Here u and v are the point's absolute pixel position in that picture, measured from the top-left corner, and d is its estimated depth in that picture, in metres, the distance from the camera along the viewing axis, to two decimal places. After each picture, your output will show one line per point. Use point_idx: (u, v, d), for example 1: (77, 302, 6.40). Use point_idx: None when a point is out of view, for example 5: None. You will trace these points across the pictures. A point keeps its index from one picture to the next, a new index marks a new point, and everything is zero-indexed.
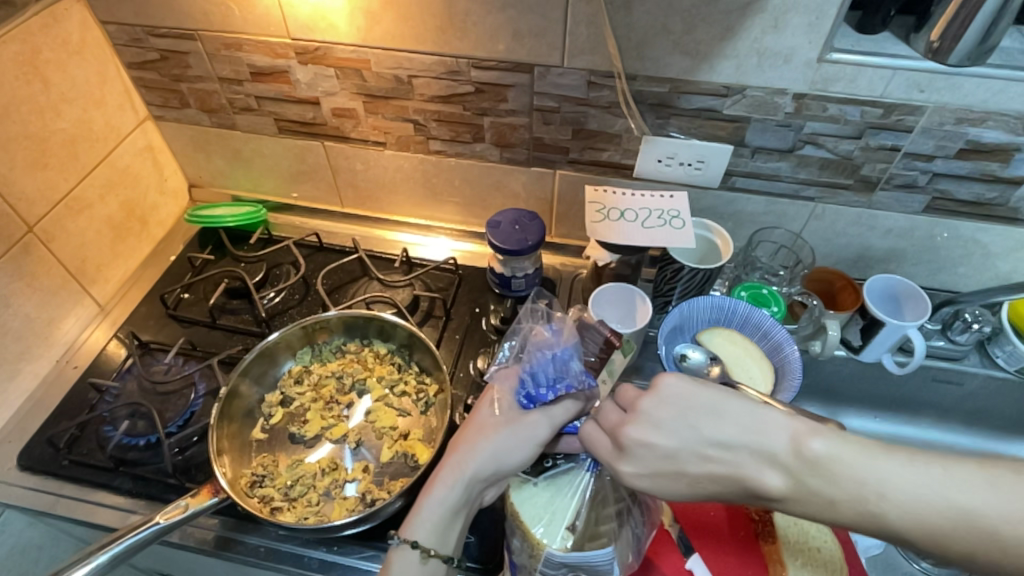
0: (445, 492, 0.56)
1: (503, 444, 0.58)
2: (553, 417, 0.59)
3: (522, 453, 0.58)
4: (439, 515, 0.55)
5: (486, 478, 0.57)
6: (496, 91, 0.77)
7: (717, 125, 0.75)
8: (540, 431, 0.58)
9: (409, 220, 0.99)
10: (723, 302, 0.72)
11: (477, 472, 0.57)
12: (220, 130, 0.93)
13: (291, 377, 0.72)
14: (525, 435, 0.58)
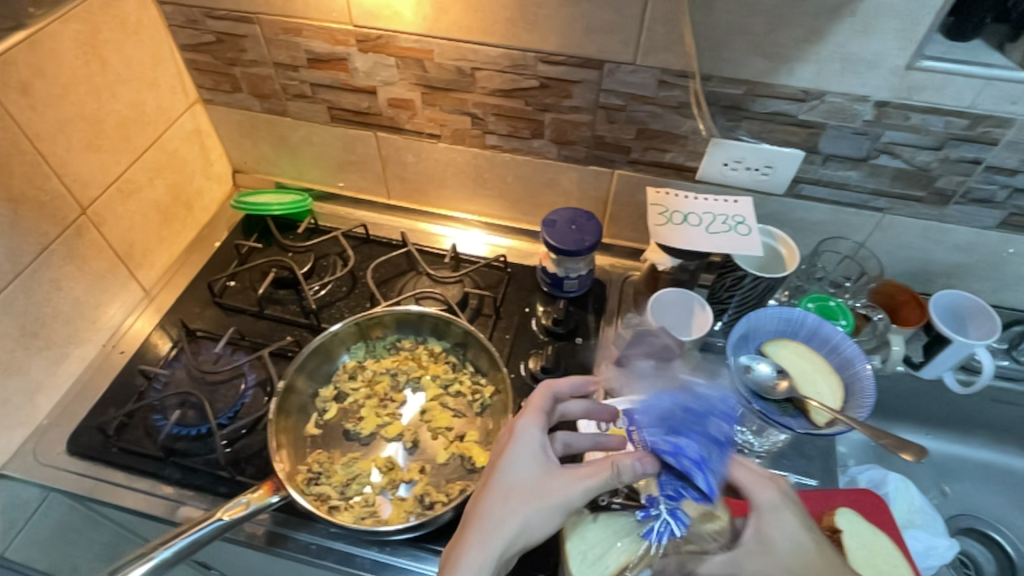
0: (472, 566, 0.49)
1: (532, 517, 0.50)
2: (590, 485, 0.51)
3: (552, 521, 0.51)
4: None
5: (515, 551, 0.50)
6: (562, 86, 0.75)
7: (789, 131, 0.72)
8: (574, 498, 0.51)
9: (443, 212, 0.98)
10: (791, 313, 0.70)
11: (505, 544, 0.50)
12: (269, 116, 0.91)
13: (345, 372, 0.71)
14: (554, 502, 0.51)
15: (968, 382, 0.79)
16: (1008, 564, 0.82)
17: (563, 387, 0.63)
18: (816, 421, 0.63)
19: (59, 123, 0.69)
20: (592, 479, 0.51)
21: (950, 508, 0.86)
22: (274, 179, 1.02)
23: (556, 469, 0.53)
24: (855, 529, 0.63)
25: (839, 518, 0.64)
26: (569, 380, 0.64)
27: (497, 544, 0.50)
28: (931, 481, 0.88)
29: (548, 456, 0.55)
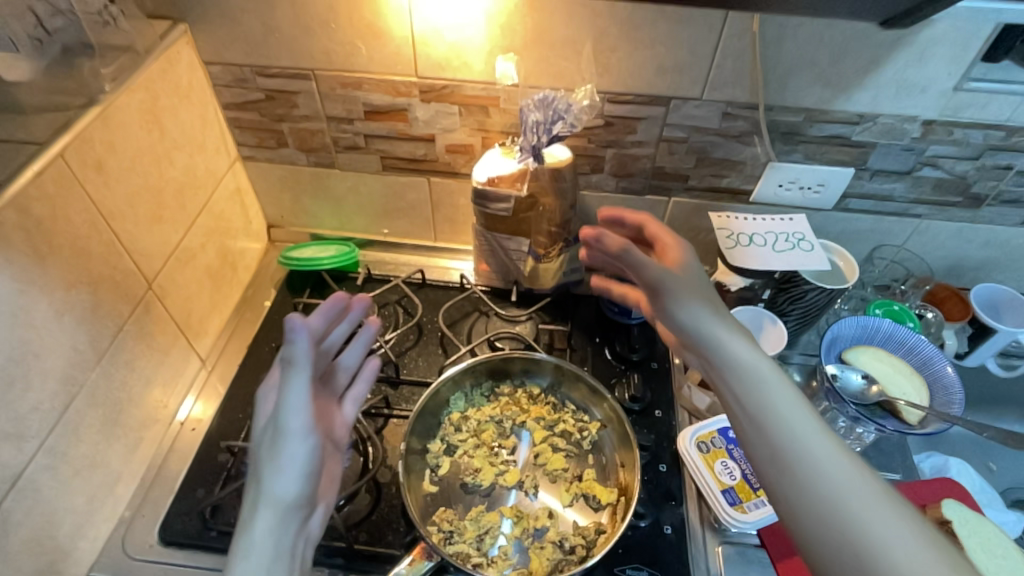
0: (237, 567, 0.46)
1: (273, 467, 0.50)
2: (295, 393, 0.50)
3: (299, 452, 0.50)
4: (266, 542, 0.48)
5: (278, 521, 0.49)
6: (626, 123, 0.77)
7: (842, 151, 0.77)
8: (298, 452, 0.50)
9: (450, 244, 0.98)
10: (868, 321, 0.75)
11: (263, 515, 0.48)
12: (315, 169, 0.90)
13: (451, 425, 0.71)
14: (283, 458, 0.50)
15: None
16: None
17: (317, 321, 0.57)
18: (909, 420, 0.68)
19: (129, 198, 0.66)
20: (293, 389, 0.51)
21: (1001, 482, 0.92)
22: (311, 231, 1.01)
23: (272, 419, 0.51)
24: (962, 517, 0.68)
25: (944, 509, 0.69)
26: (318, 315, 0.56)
27: (257, 528, 0.48)
28: (978, 459, 0.94)
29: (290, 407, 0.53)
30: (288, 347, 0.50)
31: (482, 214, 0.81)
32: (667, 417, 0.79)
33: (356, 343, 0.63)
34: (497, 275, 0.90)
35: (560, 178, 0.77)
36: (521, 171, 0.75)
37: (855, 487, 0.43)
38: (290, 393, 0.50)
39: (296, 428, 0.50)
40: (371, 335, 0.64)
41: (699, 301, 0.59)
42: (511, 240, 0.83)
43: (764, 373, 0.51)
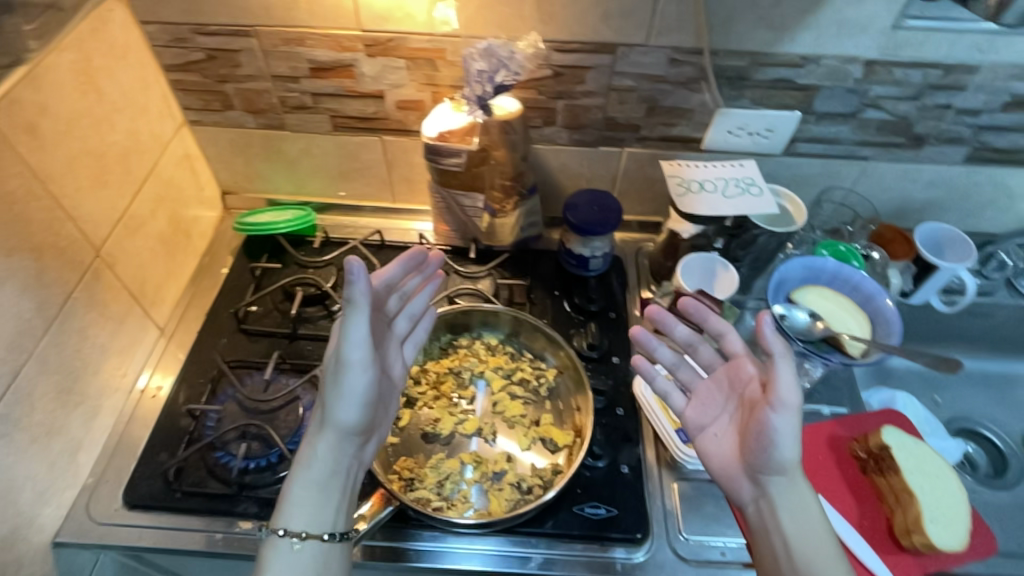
0: (300, 475, 0.56)
1: (331, 395, 0.56)
2: (355, 336, 0.53)
3: (357, 389, 0.55)
4: (304, 495, 0.55)
5: (338, 441, 0.57)
6: (575, 73, 0.77)
7: (788, 95, 0.78)
8: (358, 384, 0.55)
9: (408, 205, 0.98)
10: (813, 261, 0.76)
11: (327, 434, 0.56)
12: (265, 132, 0.88)
13: (409, 378, 0.72)
14: (343, 390, 0.55)
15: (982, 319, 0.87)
16: (998, 454, 0.92)
17: (389, 272, 0.62)
18: (852, 352, 0.71)
19: (68, 162, 0.65)
20: (354, 331, 0.53)
21: (945, 413, 0.97)
22: (267, 197, 0.99)
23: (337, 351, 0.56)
24: (900, 442, 0.72)
25: (887, 435, 0.72)
26: (394, 264, 0.62)
27: (322, 443, 0.56)
28: (924, 392, 0.99)
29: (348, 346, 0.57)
30: (349, 288, 0.50)
31: (436, 170, 0.81)
32: (624, 364, 0.81)
33: (422, 291, 0.66)
34: (456, 233, 0.90)
35: (510, 131, 0.77)
36: (471, 124, 0.76)
37: None
38: (351, 330, 0.53)
39: (356, 365, 0.54)
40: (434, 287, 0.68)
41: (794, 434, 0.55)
42: (465, 196, 0.83)
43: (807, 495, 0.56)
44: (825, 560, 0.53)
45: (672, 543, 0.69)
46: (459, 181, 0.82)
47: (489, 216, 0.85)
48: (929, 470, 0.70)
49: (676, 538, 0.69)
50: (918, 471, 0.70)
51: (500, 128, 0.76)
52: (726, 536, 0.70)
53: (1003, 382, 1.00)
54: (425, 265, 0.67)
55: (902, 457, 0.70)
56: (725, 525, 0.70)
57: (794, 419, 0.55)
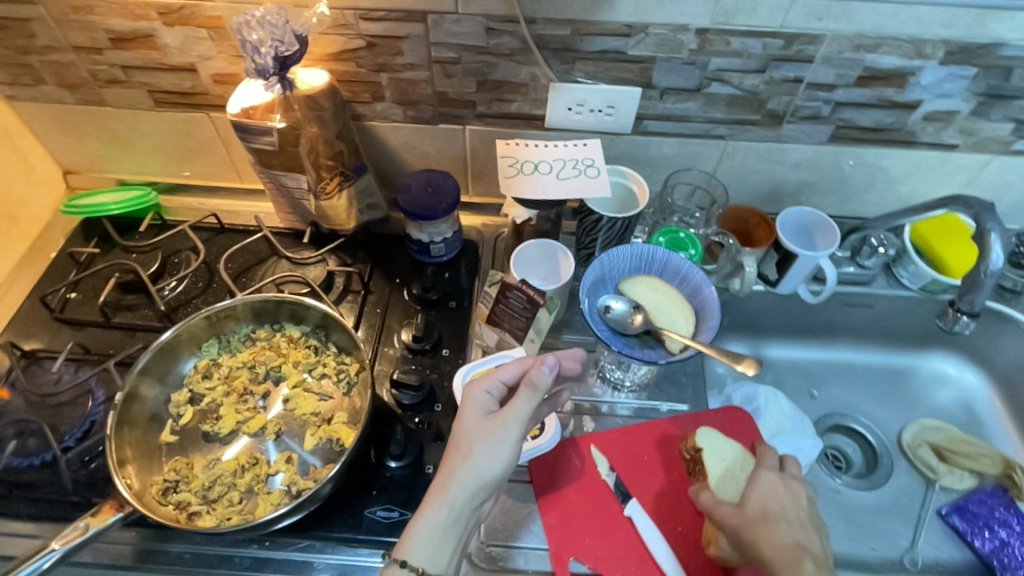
0: (432, 516, 0.55)
1: (480, 457, 0.56)
2: (523, 411, 0.57)
3: (502, 459, 0.57)
4: (430, 536, 0.55)
5: (475, 497, 0.56)
6: (389, 44, 0.71)
7: (623, 68, 0.72)
8: (504, 455, 0.57)
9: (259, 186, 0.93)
10: (643, 249, 0.71)
11: (465, 489, 0.56)
12: (87, 108, 0.83)
13: (197, 373, 0.67)
14: (489, 454, 0.56)
15: (940, 327, 0.75)
16: (871, 452, 0.88)
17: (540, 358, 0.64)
18: (672, 348, 0.66)
19: None
20: (521, 406, 0.57)
21: (821, 409, 0.93)
22: (112, 177, 0.95)
23: (494, 415, 0.58)
24: (714, 445, 0.69)
25: (699, 436, 0.69)
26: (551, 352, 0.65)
27: (455, 494, 0.56)
28: (802, 387, 0.94)
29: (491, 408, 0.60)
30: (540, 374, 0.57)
31: (251, 150, 0.76)
32: (453, 357, 0.77)
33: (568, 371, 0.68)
34: (294, 216, 0.85)
35: (318, 106, 0.72)
36: (273, 101, 0.70)
37: None
38: (520, 409, 0.57)
39: (507, 438, 0.57)
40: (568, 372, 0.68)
41: (765, 498, 0.61)
42: (285, 177, 0.78)
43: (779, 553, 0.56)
44: None
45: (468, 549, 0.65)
46: (278, 162, 0.76)
47: (317, 198, 0.79)
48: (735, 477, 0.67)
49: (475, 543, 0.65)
50: (723, 475, 0.67)
51: (306, 103, 0.71)
52: (526, 542, 0.65)
53: (887, 376, 0.95)
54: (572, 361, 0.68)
55: (709, 460, 0.67)
56: (530, 528, 0.66)
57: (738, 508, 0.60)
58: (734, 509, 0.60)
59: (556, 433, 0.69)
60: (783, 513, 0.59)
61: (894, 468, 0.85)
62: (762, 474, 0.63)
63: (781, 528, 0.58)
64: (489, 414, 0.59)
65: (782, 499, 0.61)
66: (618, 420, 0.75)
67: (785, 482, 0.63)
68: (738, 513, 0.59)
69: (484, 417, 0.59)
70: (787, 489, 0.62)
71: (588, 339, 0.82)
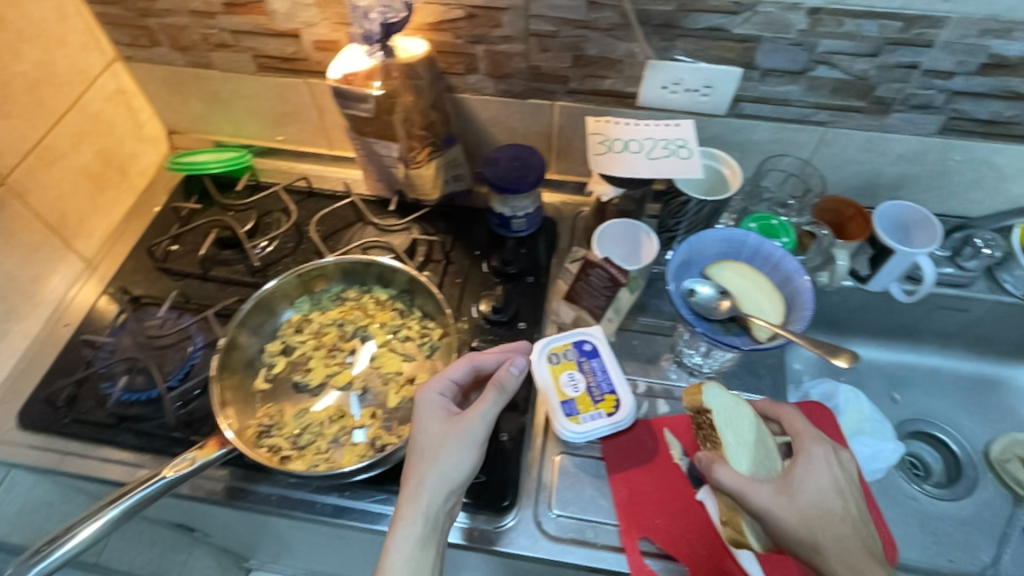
0: (409, 530, 0.53)
1: (448, 460, 0.55)
2: (488, 410, 0.57)
3: (470, 460, 0.56)
4: (410, 550, 0.53)
5: (447, 500, 0.56)
6: (490, 15, 0.71)
7: (725, 47, 0.70)
8: (470, 455, 0.56)
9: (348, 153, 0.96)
10: (733, 235, 0.70)
11: (436, 494, 0.55)
12: (195, 70, 0.87)
13: (291, 326, 0.71)
14: (458, 455, 0.56)
15: None
16: (953, 461, 0.85)
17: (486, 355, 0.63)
18: (759, 336, 0.64)
19: None
20: (486, 405, 0.57)
21: (901, 413, 0.89)
22: (211, 138, 0.99)
23: (456, 418, 0.57)
24: (724, 407, 0.62)
25: (707, 395, 0.62)
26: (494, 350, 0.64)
27: (428, 500, 0.55)
28: (882, 390, 0.91)
29: (449, 409, 0.59)
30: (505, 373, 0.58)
31: (347, 117, 0.78)
32: (530, 330, 0.77)
33: None
34: (381, 184, 0.87)
35: (415, 75, 0.73)
36: (373, 68, 0.72)
37: None
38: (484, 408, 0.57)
39: (476, 437, 0.57)
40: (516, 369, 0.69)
41: (817, 480, 0.55)
42: (378, 144, 0.80)
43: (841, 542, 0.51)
44: None
45: (540, 517, 0.66)
46: (374, 129, 0.78)
47: (406, 166, 0.81)
48: (762, 446, 0.61)
49: (545, 513, 0.66)
50: (743, 448, 0.60)
51: (404, 71, 0.72)
52: (596, 516, 0.66)
53: (976, 386, 0.91)
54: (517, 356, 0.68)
55: (728, 434, 0.61)
56: (600, 504, 0.67)
57: (793, 498, 0.54)
58: (784, 497, 0.54)
59: (630, 411, 0.70)
60: (835, 501, 0.54)
61: (980, 481, 0.81)
62: (812, 453, 0.57)
63: (836, 520, 0.53)
64: (449, 417, 0.58)
65: (835, 488, 0.55)
66: None
67: (833, 462, 0.57)
68: (784, 505, 0.54)
69: (446, 420, 0.58)
70: (840, 472, 0.56)
71: (664, 323, 0.82)
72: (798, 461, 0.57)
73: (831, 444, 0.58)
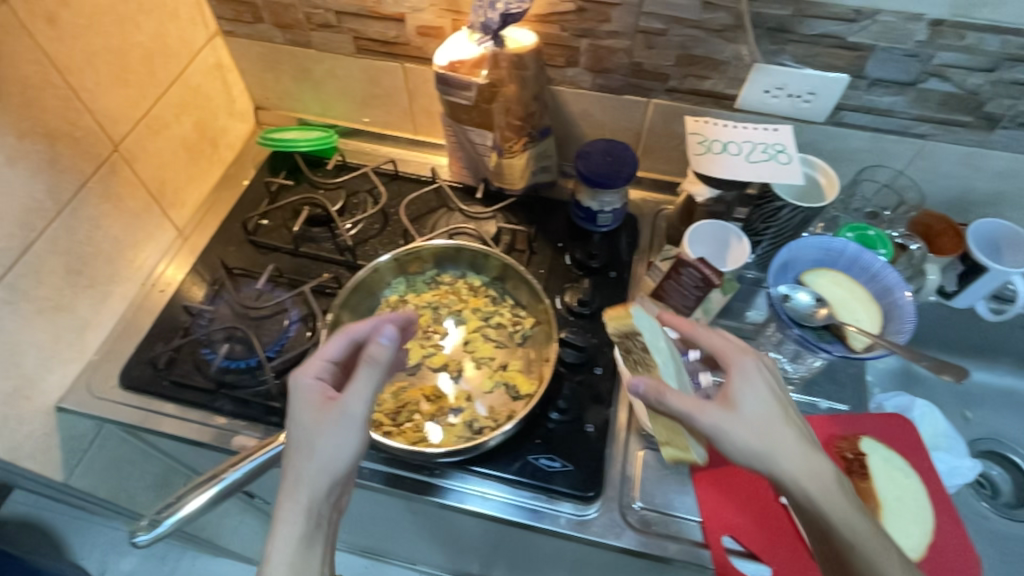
0: (287, 530, 0.46)
1: (327, 446, 0.48)
2: (366, 390, 0.50)
3: (353, 444, 0.49)
4: (291, 556, 0.45)
5: (329, 492, 0.48)
6: (600, 10, 0.72)
7: (836, 54, 0.70)
8: (349, 440, 0.49)
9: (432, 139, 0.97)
10: (832, 242, 0.70)
11: (314, 488, 0.48)
12: (293, 48, 0.89)
13: (388, 306, 0.73)
14: (341, 439, 0.49)
15: None
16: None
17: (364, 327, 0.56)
18: (855, 346, 0.64)
19: (87, 56, 0.68)
20: (361, 382, 0.50)
21: (972, 432, 0.89)
22: (297, 116, 1.01)
23: (331, 398, 0.50)
24: (651, 327, 0.59)
25: (636, 315, 0.58)
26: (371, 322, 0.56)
27: (308, 493, 0.47)
28: (954, 407, 0.91)
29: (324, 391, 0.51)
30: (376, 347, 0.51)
31: (445, 102, 0.79)
32: None
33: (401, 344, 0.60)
34: (468, 171, 0.89)
35: (522, 65, 0.74)
36: (481, 56, 0.72)
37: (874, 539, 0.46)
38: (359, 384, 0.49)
39: (355, 417, 0.50)
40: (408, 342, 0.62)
41: (761, 392, 0.50)
42: (473, 132, 0.81)
43: (800, 448, 0.48)
44: (833, 494, 0.47)
45: (624, 509, 0.67)
46: (473, 117, 0.79)
47: (499, 155, 0.82)
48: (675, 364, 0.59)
49: (629, 505, 0.68)
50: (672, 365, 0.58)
51: (510, 61, 0.73)
52: (680, 513, 0.67)
53: None
54: (409, 327, 0.60)
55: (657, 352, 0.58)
56: (684, 501, 0.68)
57: (746, 420, 0.48)
58: (732, 414, 0.48)
59: None
60: (776, 404, 0.49)
61: None
62: (744, 363, 0.51)
63: (782, 425, 0.49)
64: (323, 399, 0.50)
65: (774, 395, 0.50)
66: None
67: (763, 368, 0.52)
68: (733, 420, 0.48)
69: (319, 402, 0.50)
70: (772, 382, 0.51)
71: (745, 326, 0.82)
72: (731, 374, 0.51)
73: (754, 350, 0.53)
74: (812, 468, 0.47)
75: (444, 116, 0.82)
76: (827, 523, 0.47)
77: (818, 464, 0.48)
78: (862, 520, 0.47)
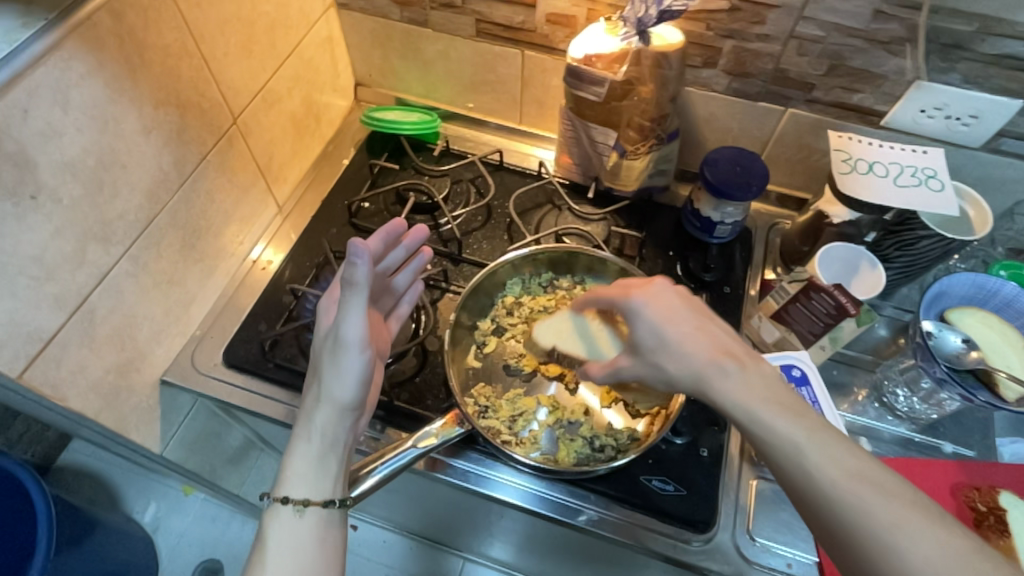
0: (302, 447, 0.55)
1: (329, 374, 0.55)
2: (355, 311, 0.53)
3: (355, 367, 0.55)
4: (308, 466, 0.54)
5: (337, 414, 0.56)
6: (756, 11, 0.67)
7: (1013, 77, 0.64)
8: (354, 363, 0.55)
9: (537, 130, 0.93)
10: (987, 281, 0.67)
11: (324, 408, 0.55)
12: (408, 27, 0.86)
13: (504, 307, 0.72)
14: (341, 368, 0.55)
15: None
16: None
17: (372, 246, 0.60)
18: (1008, 396, 0.59)
19: (220, 24, 0.65)
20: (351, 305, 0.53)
21: None
22: (396, 95, 0.98)
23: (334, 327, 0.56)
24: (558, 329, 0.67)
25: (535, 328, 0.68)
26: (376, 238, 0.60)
27: (318, 415, 0.55)
28: None
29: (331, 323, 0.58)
30: (352, 268, 0.51)
31: (571, 96, 0.75)
32: None
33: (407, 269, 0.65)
34: (577, 168, 0.85)
35: (664, 64, 0.70)
36: (623, 51, 0.68)
37: (826, 453, 0.42)
38: (348, 310, 0.53)
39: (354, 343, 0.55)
40: (420, 266, 0.65)
41: (678, 323, 0.52)
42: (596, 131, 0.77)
43: (715, 367, 0.48)
44: (767, 412, 0.45)
45: (739, 543, 0.64)
46: (599, 115, 0.75)
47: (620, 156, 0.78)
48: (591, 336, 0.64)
49: (743, 536, 0.65)
50: (582, 342, 0.64)
51: (651, 59, 0.69)
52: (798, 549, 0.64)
53: None
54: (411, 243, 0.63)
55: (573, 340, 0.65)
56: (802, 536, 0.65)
57: (661, 352, 0.51)
58: (634, 361, 0.54)
59: None
60: (678, 331, 0.51)
61: None
62: (633, 304, 0.54)
63: (693, 348, 0.50)
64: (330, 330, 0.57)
65: (671, 331, 0.51)
66: (892, 447, 0.72)
67: (654, 301, 0.53)
68: (652, 359, 0.52)
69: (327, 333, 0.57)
70: (677, 315, 0.52)
71: (863, 357, 0.79)
72: (630, 320, 0.54)
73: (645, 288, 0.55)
74: (733, 385, 0.47)
75: (565, 110, 0.78)
76: (758, 435, 0.45)
77: (737, 382, 0.47)
78: (795, 427, 0.44)
